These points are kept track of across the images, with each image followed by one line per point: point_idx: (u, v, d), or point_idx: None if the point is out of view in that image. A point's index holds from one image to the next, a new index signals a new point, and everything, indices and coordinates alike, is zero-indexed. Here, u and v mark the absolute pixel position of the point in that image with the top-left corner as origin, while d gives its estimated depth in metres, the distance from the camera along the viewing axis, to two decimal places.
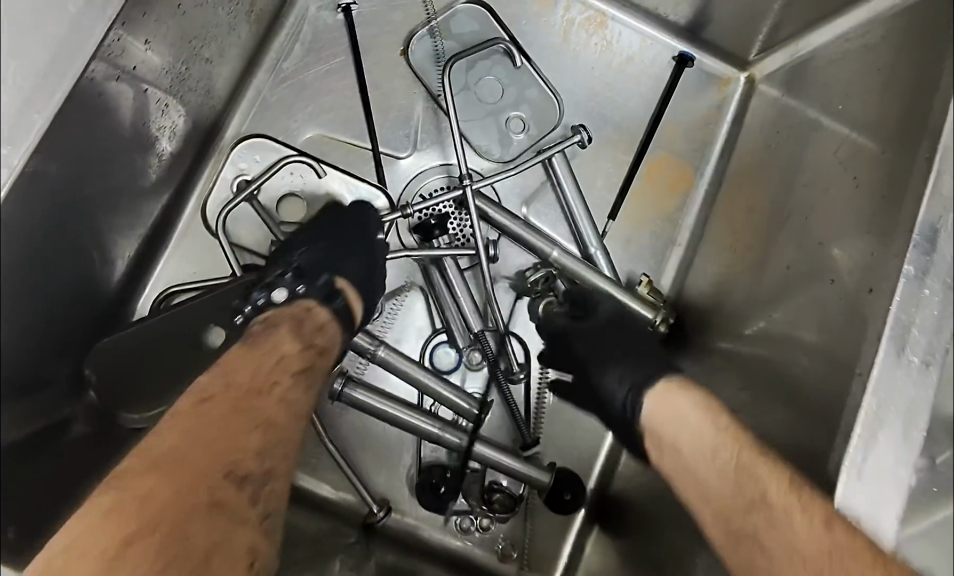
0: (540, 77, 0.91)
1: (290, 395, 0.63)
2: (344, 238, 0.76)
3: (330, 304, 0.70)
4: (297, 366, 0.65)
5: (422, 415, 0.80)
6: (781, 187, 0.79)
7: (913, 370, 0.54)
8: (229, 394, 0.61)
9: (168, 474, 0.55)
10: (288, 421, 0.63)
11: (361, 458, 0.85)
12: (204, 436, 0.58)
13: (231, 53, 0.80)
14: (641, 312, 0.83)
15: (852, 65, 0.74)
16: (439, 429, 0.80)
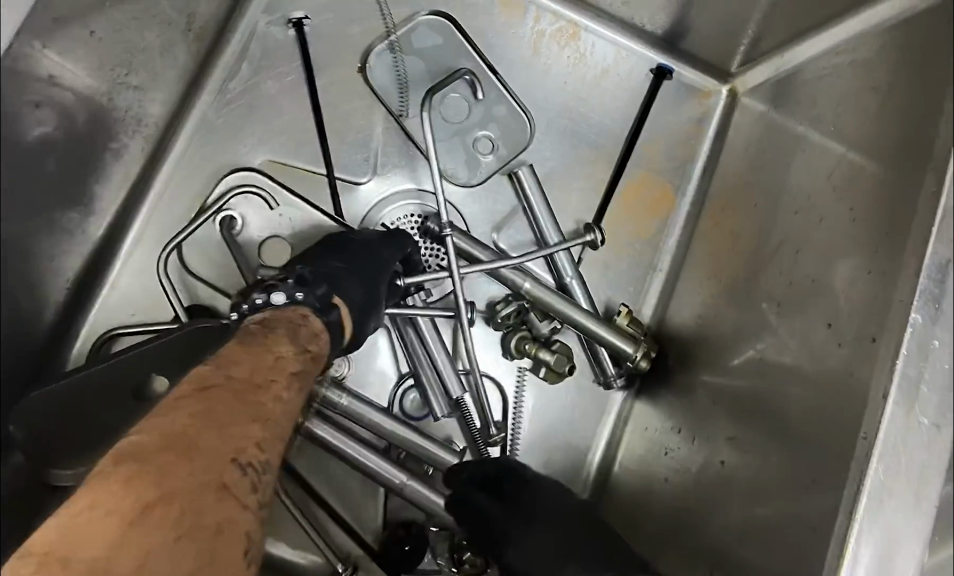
0: (508, 92, 0.86)
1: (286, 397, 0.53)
2: (356, 248, 0.71)
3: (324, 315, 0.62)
4: (295, 368, 0.55)
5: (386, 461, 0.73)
6: (767, 212, 0.74)
7: (923, 433, 0.48)
8: (218, 396, 0.48)
9: (144, 500, 0.40)
10: (271, 448, 0.49)
11: (320, 512, 0.76)
12: (199, 459, 0.43)
13: (168, 75, 0.73)
14: (620, 345, 0.77)
15: (844, 82, 0.69)
16: (400, 478, 0.73)
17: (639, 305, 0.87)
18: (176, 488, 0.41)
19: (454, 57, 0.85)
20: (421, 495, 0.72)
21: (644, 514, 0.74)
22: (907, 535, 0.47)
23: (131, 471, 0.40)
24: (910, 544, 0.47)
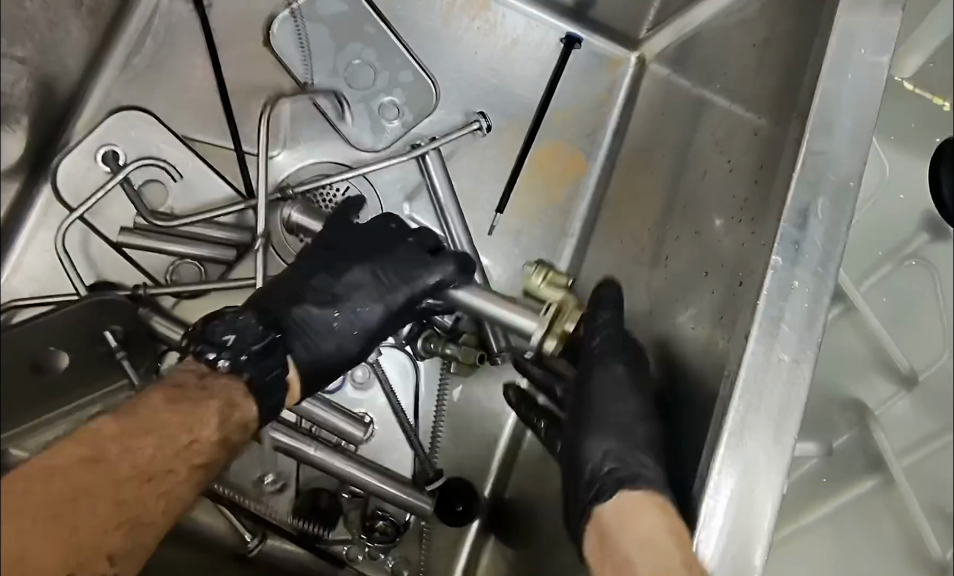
0: (414, 59, 0.86)
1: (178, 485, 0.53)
2: (371, 286, 0.67)
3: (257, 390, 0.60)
4: (201, 460, 0.54)
5: (297, 437, 0.72)
6: (668, 174, 0.75)
7: (784, 369, 0.50)
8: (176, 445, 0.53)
9: (83, 516, 0.48)
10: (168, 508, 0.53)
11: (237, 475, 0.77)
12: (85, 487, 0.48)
13: (65, 49, 0.73)
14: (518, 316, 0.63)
15: (731, 42, 0.70)
16: (309, 446, 0.72)
17: None
18: (71, 509, 0.47)
19: (358, 25, 0.85)
20: (330, 465, 0.72)
21: (554, 471, 0.76)
22: (764, 471, 0.49)
23: (61, 483, 0.47)
24: (768, 475, 0.49)
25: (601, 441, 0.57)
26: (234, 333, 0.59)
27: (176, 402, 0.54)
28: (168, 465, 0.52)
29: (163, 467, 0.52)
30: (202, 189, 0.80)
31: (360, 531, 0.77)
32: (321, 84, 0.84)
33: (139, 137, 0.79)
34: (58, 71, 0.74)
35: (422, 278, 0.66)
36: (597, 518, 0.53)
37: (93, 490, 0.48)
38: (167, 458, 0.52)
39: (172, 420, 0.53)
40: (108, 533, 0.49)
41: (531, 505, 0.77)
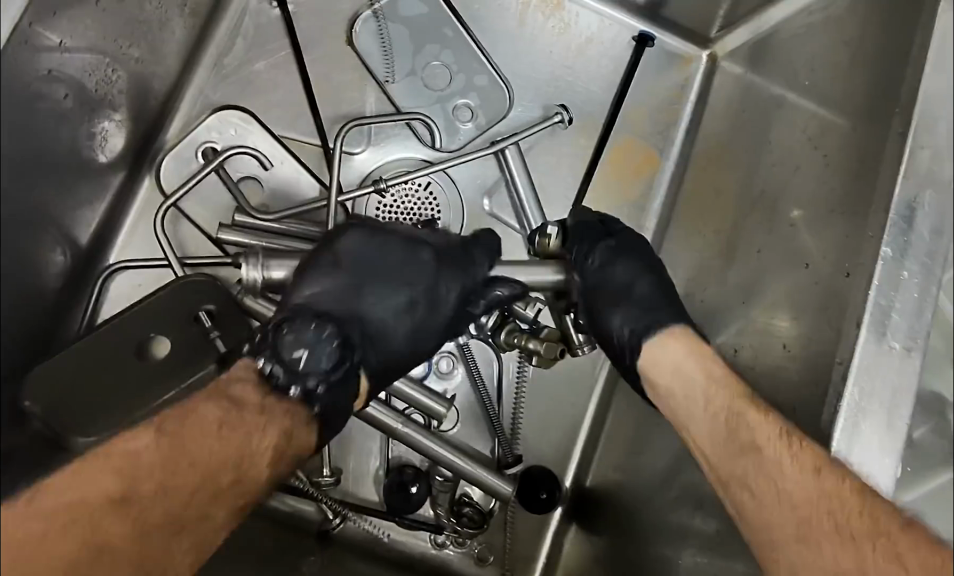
0: (490, 64, 0.88)
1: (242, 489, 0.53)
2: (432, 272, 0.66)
3: (316, 398, 0.57)
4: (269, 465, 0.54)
5: (389, 412, 0.76)
6: (750, 168, 0.77)
7: (896, 358, 0.51)
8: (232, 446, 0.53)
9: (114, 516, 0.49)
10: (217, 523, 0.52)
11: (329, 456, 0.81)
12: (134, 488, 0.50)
13: (163, 50, 0.76)
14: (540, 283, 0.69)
15: (817, 38, 0.72)
16: (397, 423, 0.76)
17: None
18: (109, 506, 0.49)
19: (437, 26, 0.87)
20: (420, 444, 0.76)
21: (637, 459, 0.78)
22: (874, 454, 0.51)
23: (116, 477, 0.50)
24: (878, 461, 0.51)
25: (626, 310, 0.65)
26: (286, 343, 0.57)
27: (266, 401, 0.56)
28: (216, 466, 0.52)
29: (176, 512, 0.51)
30: (293, 185, 0.83)
31: (449, 515, 0.79)
32: (401, 83, 0.86)
33: (237, 135, 0.83)
34: (156, 72, 0.77)
35: (493, 291, 0.67)
36: (648, 352, 0.63)
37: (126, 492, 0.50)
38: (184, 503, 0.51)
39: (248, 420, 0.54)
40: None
41: (613, 492, 0.80)
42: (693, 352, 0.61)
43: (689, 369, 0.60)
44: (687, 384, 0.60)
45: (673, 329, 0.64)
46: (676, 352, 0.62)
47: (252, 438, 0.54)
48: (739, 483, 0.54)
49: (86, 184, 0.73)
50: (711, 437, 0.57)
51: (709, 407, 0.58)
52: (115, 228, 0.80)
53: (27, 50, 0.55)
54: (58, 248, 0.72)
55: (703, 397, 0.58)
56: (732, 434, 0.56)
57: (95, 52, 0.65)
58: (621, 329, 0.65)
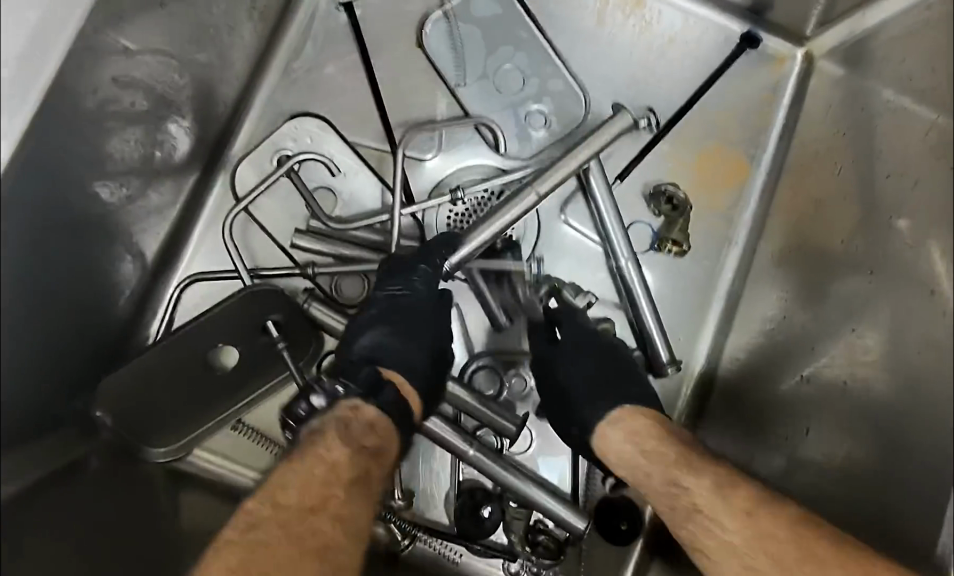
0: (566, 69, 0.83)
1: (346, 511, 0.55)
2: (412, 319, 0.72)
3: (374, 396, 0.63)
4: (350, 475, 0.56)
5: (457, 435, 0.72)
6: (857, 177, 0.70)
7: None
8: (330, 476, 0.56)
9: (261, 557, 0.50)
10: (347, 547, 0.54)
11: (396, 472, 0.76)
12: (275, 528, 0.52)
13: (233, 55, 0.74)
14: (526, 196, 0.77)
15: (935, 35, 0.65)
16: (467, 446, 0.72)
17: (713, 287, 0.83)
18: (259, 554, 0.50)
19: (511, 28, 0.82)
20: (488, 469, 0.73)
21: None
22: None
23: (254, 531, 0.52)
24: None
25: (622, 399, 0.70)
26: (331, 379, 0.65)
27: (345, 432, 0.59)
28: (321, 493, 0.54)
29: (328, 501, 0.54)
30: (360, 193, 0.80)
31: (523, 543, 0.75)
32: (471, 87, 0.82)
33: (313, 143, 0.80)
34: (225, 76, 0.75)
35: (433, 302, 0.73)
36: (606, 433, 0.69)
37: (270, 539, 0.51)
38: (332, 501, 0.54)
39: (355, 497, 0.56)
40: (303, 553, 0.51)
41: None
42: (650, 427, 0.67)
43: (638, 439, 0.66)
44: (650, 460, 0.64)
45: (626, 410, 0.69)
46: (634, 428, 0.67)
47: (352, 433, 0.59)
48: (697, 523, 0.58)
49: (157, 193, 0.72)
50: (717, 528, 0.58)
51: (673, 475, 0.62)
52: (184, 239, 0.78)
53: (92, 60, 0.52)
54: (127, 260, 0.70)
55: (662, 460, 0.63)
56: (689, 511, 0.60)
57: (163, 58, 0.63)
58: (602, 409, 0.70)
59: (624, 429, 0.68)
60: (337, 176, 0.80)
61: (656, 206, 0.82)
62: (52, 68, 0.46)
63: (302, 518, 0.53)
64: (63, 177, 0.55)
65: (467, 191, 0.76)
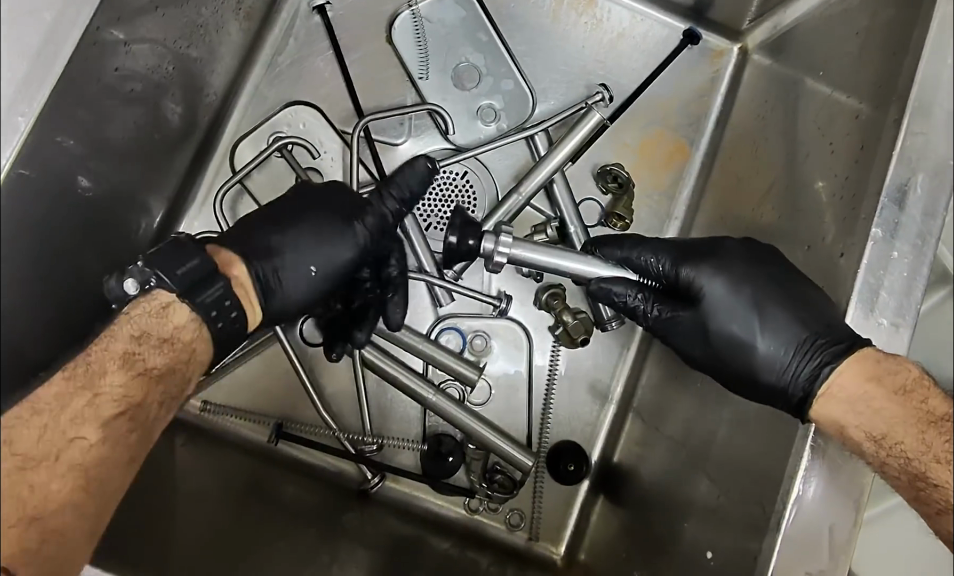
0: (518, 69, 0.92)
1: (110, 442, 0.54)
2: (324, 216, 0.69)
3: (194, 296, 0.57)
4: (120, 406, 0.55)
5: (418, 380, 0.82)
6: (771, 157, 0.79)
7: (883, 332, 0.56)
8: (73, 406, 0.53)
9: None
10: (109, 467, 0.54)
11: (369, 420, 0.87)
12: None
13: (222, 50, 0.84)
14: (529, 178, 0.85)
15: (833, 30, 0.74)
16: (428, 393, 0.82)
17: None
18: None
19: (471, 30, 0.92)
20: (446, 411, 0.82)
21: (656, 434, 0.82)
22: (834, 521, 0.55)
23: None
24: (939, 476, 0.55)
25: (729, 268, 0.63)
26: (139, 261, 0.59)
27: (144, 338, 0.56)
28: (71, 430, 0.53)
29: (91, 429, 0.53)
30: (337, 173, 0.90)
31: (481, 481, 0.85)
32: (432, 80, 0.91)
33: (307, 128, 0.90)
34: (215, 69, 0.85)
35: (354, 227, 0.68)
36: (826, 391, 0.56)
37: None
38: (101, 403, 0.54)
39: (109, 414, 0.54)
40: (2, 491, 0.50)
41: (635, 467, 0.84)
42: (867, 378, 0.55)
43: (874, 423, 0.53)
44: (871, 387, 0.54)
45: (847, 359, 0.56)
46: (858, 402, 0.54)
47: (146, 331, 0.57)
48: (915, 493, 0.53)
49: (154, 171, 0.82)
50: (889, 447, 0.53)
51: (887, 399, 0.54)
52: (179, 214, 0.88)
53: (97, 52, 0.62)
54: (127, 230, 0.80)
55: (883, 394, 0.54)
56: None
57: (160, 52, 0.73)
58: (783, 341, 0.59)
59: (843, 369, 0.56)
60: (318, 158, 0.90)
61: (603, 184, 0.91)
62: (66, 57, 0.55)
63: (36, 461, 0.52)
64: (73, 151, 0.65)
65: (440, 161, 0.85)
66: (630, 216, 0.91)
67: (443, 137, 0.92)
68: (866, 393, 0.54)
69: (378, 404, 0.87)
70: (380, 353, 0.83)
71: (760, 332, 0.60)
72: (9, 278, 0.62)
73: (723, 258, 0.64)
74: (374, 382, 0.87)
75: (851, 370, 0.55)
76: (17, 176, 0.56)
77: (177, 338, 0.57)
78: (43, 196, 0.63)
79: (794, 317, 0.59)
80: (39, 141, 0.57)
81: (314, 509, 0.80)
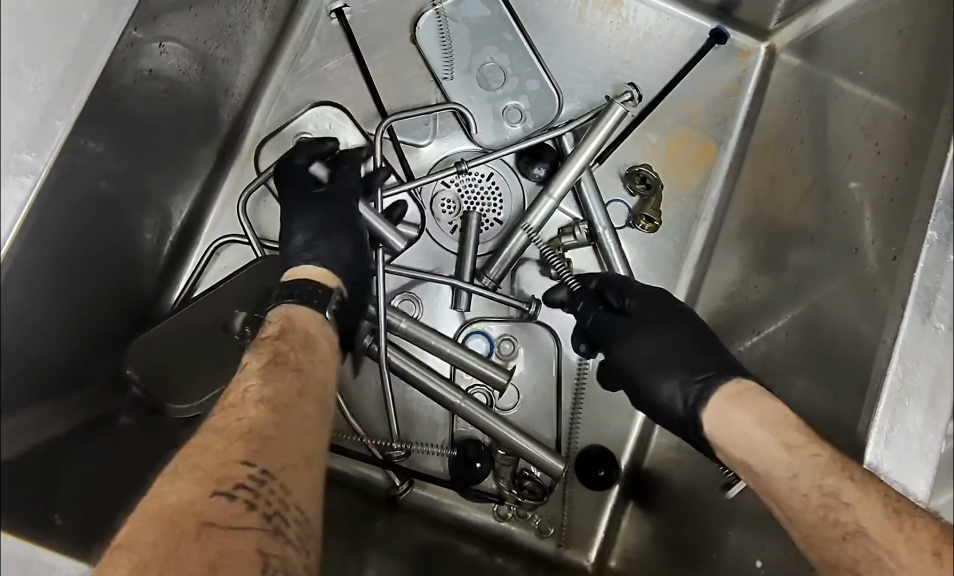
0: (544, 70, 0.91)
1: (292, 408, 0.56)
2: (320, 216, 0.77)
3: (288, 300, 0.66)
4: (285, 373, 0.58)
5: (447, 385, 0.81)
6: (806, 158, 0.78)
7: (940, 337, 0.54)
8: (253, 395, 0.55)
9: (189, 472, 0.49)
10: (295, 435, 0.54)
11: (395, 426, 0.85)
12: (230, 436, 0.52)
13: (245, 51, 0.83)
14: (558, 179, 0.84)
15: (870, 29, 0.73)
16: (458, 399, 0.81)
17: (683, 258, 0.92)
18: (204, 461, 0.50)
19: (496, 30, 0.91)
20: (475, 417, 0.81)
21: None
22: None
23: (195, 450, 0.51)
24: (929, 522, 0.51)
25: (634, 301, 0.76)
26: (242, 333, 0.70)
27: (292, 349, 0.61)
28: (258, 397, 0.55)
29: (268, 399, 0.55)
30: None
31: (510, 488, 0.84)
32: (457, 80, 0.90)
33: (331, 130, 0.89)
34: (238, 70, 0.83)
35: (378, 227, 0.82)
36: (709, 417, 0.64)
37: (217, 440, 0.51)
38: (249, 390, 0.56)
39: (283, 393, 0.56)
40: (234, 445, 0.51)
41: (667, 472, 0.83)
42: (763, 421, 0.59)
43: (775, 437, 0.58)
44: (770, 421, 0.59)
45: (740, 383, 0.64)
46: (761, 415, 0.60)
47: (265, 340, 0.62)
48: (789, 515, 0.56)
49: (178, 175, 0.80)
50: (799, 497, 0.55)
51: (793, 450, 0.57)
52: (202, 216, 0.87)
53: (128, 52, 0.61)
54: (151, 230, 0.79)
55: (793, 441, 0.57)
56: (854, 560, 0.51)
57: (187, 52, 0.72)
58: (679, 384, 0.68)
59: (730, 393, 0.64)
60: None
61: (631, 186, 0.90)
62: (103, 58, 0.54)
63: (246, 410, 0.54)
64: (101, 153, 0.63)
65: (469, 162, 0.83)
66: (659, 218, 0.89)
67: (467, 139, 0.90)
68: (735, 418, 0.61)
69: (405, 411, 0.86)
70: (408, 360, 0.81)
71: (668, 375, 0.69)
72: (38, 284, 0.60)
73: (637, 298, 0.76)
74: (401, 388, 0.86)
75: (757, 393, 0.62)
76: (54, 180, 0.55)
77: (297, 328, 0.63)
78: (72, 201, 0.61)
79: (675, 349, 0.70)
80: (73, 145, 0.56)
81: (344, 517, 0.78)
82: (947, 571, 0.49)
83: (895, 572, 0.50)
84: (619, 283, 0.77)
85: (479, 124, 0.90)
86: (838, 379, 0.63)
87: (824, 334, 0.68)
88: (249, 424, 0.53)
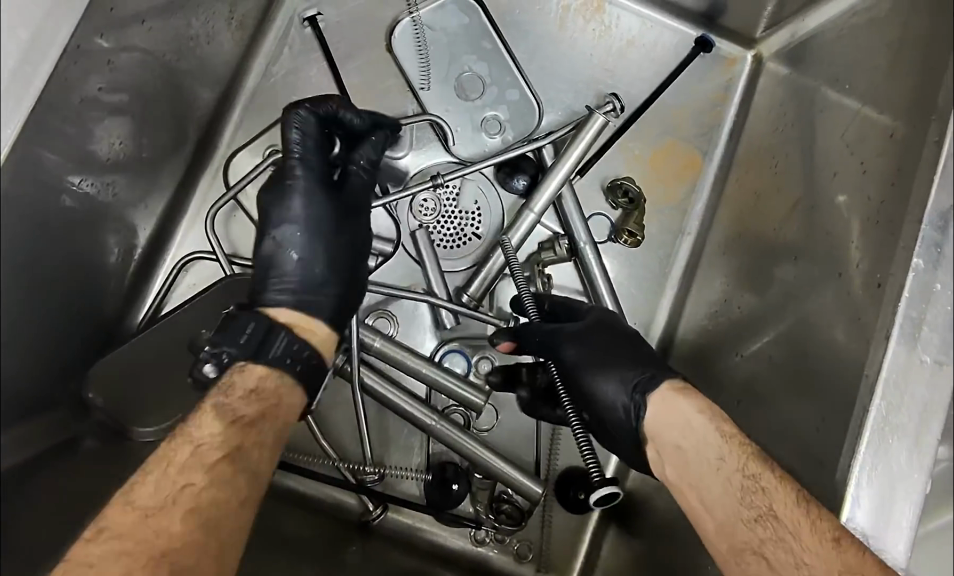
0: (523, 79, 0.88)
1: (222, 477, 0.53)
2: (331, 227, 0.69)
3: (264, 354, 0.60)
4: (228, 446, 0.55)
5: (422, 408, 0.78)
6: (791, 173, 0.76)
7: (926, 370, 0.52)
8: (178, 465, 0.52)
9: (111, 548, 0.47)
10: (224, 507, 0.52)
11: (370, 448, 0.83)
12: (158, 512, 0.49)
13: (213, 62, 0.80)
14: (537, 193, 0.81)
15: (857, 41, 0.71)
16: (432, 421, 0.78)
17: (668, 272, 0.89)
18: (138, 536, 0.48)
19: (474, 38, 0.88)
20: (451, 441, 0.78)
21: None
22: None
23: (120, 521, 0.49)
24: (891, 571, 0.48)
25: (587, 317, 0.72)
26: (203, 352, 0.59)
27: (239, 412, 0.57)
28: (187, 468, 0.52)
29: (200, 474, 0.52)
30: None
31: (488, 512, 0.81)
32: (434, 90, 0.87)
33: None
34: (206, 81, 0.81)
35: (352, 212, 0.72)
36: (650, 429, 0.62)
37: (150, 515, 0.49)
38: (212, 458, 0.53)
39: (215, 461, 0.53)
40: (156, 538, 0.48)
41: (650, 495, 0.81)
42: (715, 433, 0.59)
43: (694, 447, 0.59)
44: (699, 434, 0.59)
45: (672, 381, 0.64)
46: (688, 417, 0.60)
47: (230, 400, 0.57)
48: (707, 502, 0.57)
49: (143, 190, 0.78)
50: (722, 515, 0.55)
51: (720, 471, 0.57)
52: (171, 232, 0.84)
53: (79, 69, 0.58)
54: (116, 248, 0.76)
55: (711, 454, 0.58)
56: (762, 540, 0.52)
57: (147, 66, 0.69)
58: (617, 390, 0.65)
59: (668, 400, 0.62)
60: None
61: (614, 199, 0.87)
62: (43, 78, 0.51)
63: (177, 486, 0.51)
64: (56, 173, 0.61)
65: (446, 176, 0.81)
66: (642, 233, 0.87)
67: (445, 150, 0.87)
68: (677, 405, 0.62)
69: (380, 433, 0.83)
70: (381, 381, 0.79)
71: (600, 375, 0.67)
72: None
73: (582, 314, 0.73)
74: (375, 409, 0.84)
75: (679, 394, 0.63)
76: None
77: (269, 401, 0.59)
78: (24, 224, 0.59)
79: (606, 347, 0.68)
80: (17, 168, 0.54)
81: (315, 543, 0.76)
82: (844, 557, 0.48)
83: (799, 555, 0.50)
84: (559, 335, 0.70)
85: (456, 135, 0.87)
86: (821, 407, 0.61)
87: (807, 358, 0.65)
88: (187, 513, 0.50)
